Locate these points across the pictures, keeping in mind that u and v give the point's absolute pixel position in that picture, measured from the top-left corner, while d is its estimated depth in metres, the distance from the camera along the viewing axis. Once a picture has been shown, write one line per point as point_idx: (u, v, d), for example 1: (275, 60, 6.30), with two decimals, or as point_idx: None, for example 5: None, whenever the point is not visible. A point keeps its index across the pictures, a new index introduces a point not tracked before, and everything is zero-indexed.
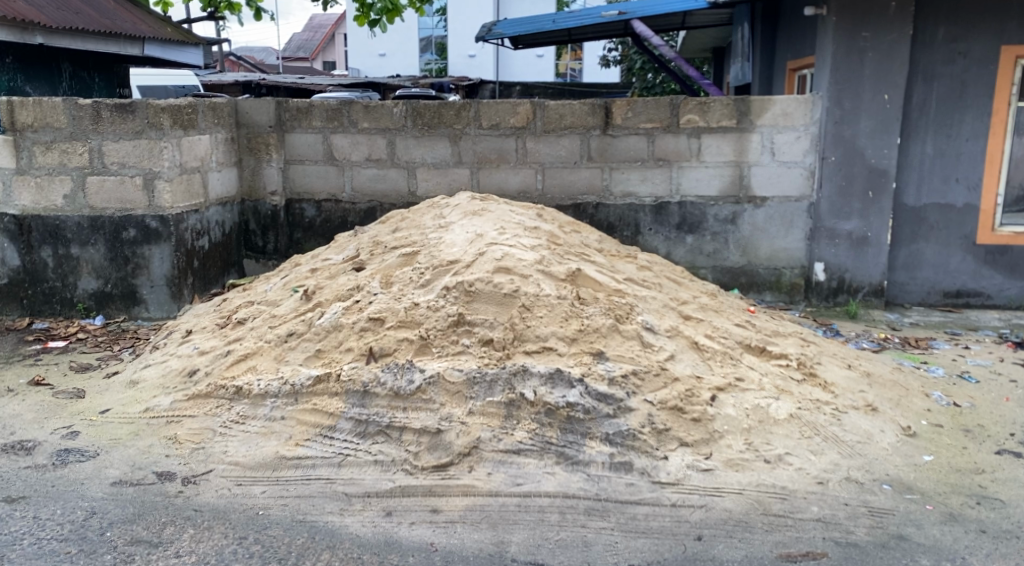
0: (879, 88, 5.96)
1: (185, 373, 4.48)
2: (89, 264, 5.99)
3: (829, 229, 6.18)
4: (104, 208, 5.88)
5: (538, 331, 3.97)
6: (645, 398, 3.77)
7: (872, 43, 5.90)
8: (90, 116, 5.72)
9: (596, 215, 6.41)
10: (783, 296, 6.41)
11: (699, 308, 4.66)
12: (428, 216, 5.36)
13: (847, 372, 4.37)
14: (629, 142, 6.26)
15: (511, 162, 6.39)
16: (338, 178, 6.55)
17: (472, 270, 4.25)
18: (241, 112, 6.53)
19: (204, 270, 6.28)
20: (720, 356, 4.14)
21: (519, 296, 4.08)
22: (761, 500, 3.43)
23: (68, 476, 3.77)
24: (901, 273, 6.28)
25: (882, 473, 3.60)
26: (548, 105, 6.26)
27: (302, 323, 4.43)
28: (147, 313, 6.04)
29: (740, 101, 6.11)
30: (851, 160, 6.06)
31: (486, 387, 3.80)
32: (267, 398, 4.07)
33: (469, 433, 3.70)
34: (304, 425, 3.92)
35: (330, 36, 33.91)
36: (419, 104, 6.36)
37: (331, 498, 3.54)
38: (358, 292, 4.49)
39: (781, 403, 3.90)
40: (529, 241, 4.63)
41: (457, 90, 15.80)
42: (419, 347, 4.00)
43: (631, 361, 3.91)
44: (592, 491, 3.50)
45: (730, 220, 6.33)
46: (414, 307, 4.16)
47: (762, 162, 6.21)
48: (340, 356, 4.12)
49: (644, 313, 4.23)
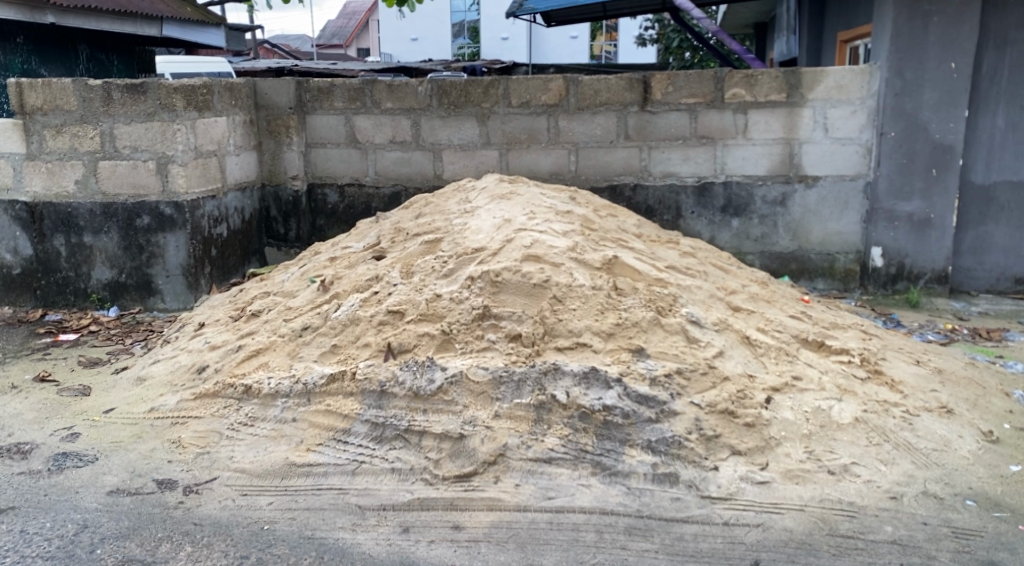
0: (946, 55, 5.47)
1: (193, 369, 4.16)
2: (103, 252, 5.71)
3: (889, 211, 5.73)
4: (116, 194, 5.59)
5: (571, 325, 3.63)
6: (691, 400, 3.40)
7: (937, 6, 5.42)
8: (100, 98, 5.43)
9: (634, 198, 6.02)
10: (837, 284, 5.99)
11: (749, 299, 4.31)
12: (453, 200, 5.01)
13: (915, 368, 3.96)
14: (669, 118, 5.86)
15: (542, 142, 6.01)
16: (361, 162, 6.21)
17: (499, 258, 3.92)
18: (260, 93, 6.22)
19: (222, 259, 5.98)
20: (774, 352, 3.77)
21: (550, 286, 3.74)
22: (827, 519, 3.02)
23: (63, 484, 3.46)
24: (968, 257, 5.81)
25: (964, 486, 3.17)
26: (582, 81, 5.88)
27: (317, 315, 4.10)
28: (163, 304, 5.75)
29: (790, 72, 5.69)
30: (912, 135, 5.59)
31: (514, 388, 3.45)
32: (277, 398, 3.73)
33: (495, 439, 3.35)
34: (317, 427, 3.59)
35: (362, 22, 33.64)
36: (444, 81, 6.00)
37: (344, 512, 3.21)
38: (377, 283, 4.15)
39: (844, 405, 3.48)
40: (561, 226, 4.29)
41: (489, 73, 15.40)
42: (441, 342, 3.66)
43: (675, 359, 3.55)
44: (633, 507, 3.12)
45: (779, 202, 5.92)
46: (436, 298, 3.82)
47: (813, 139, 5.80)
48: (357, 352, 3.78)
49: (688, 305, 3.87)
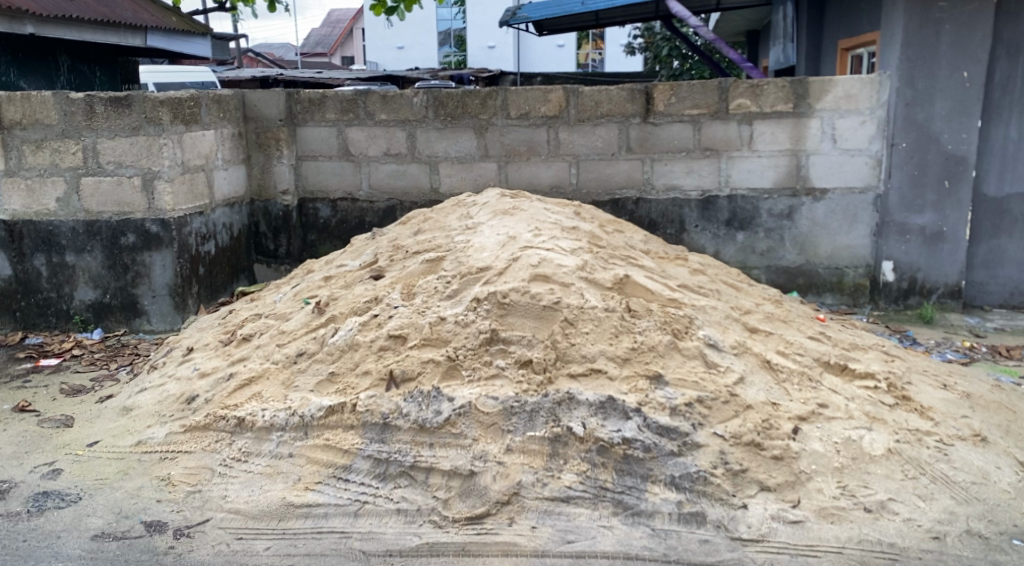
0: (958, 64, 5.31)
1: (182, 399, 3.92)
2: (85, 272, 5.46)
3: (900, 224, 5.57)
4: (100, 211, 5.35)
5: (584, 350, 3.43)
6: (715, 431, 3.21)
7: (949, 13, 5.27)
8: (82, 112, 5.20)
9: (637, 211, 5.84)
10: (846, 299, 5.82)
11: (765, 319, 4.12)
12: (454, 215, 4.81)
13: (943, 393, 3.78)
14: (672, 130, 5.69)
15: (542, 155, 5.82)
16: (355, 175, 6.00)
17: (505, 279, 3.72)
18: (249, 105, 6.00)
19: (211, 278, 5.75)
20: (797, 377, 3.58)
21: (561, 309, 3.54)
22: (867, 562, 2.84)
23: (43, 528, 3.21)
24: (980, 271, 5.65)
25: (1010, 524, 2.99)
26: (582, 92, 5.69)
27: (313, 341, 3.89)
28: (149, 325, 5.51)
29: (797, 82, 5.53)
30: (924, 146, 5.44)
31: (526, 420, 3.26)
32: (272, 431, 3.51)
33: (508, 475, 3.16)
34: (316, 464, 3.37)
35: (347, 31, 33.42)
36: (440, 92, 5.80)
37: (348, 558, 2.99)
38: (376, 305, 3.94)
39: (875, 435, 3.30)
40: (568, 243, 4.10)
41: (477, 81, 15.22)
42: (447, 370, 3.45)
43: (695, 387, 3.35)
44: (659, 551, 2.93)
45: (786, 215, 5.76)
46: (439, 322, 3.61)
47: (821, 150, 5.63)
48: (357, 381, 3.56)
49: (705, 327, 3.68)
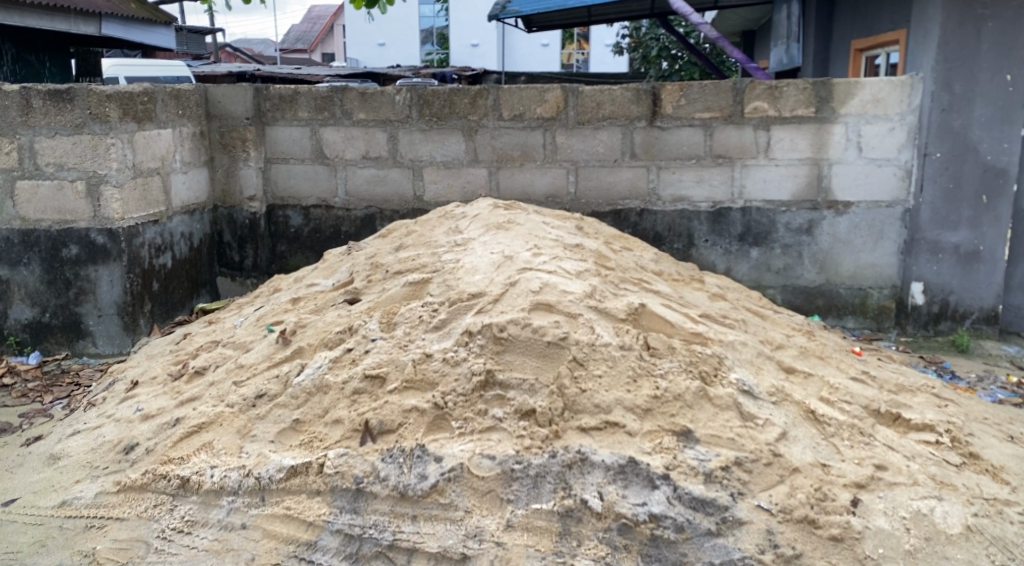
0: (1000, 66, 4.78)
1: (119, 448, 3.31)
2: (21, 287, 4.81)
3: (932, 241, 5.03)
4: (38, 219, 4.72)
5: (598, 399, 2.85)
6: (759, 503, 2.66)
7: (991, 10, 4.72)
8: (18, 106, 4.57)
9: (641, 224, 5.28)
10: (870, 322, 5.29)
11: (800, 355, 3.57)
12: (440, 229, 4.23)
13: (1011, 448, 3.25)
14: (681, 135, 5.13)
15: (537, 160, 5.25)
16: (329, 180, 5.40)
17: (502, 308, 3.15)
18: (212, 101, 5.38)
19: (166, 294, 5.10)
20: (847, 431, 3.02)
21: (569, 347, 2.97)
22: None
23: None
24: (1018, 294, 5.09)
25: None
26: (583, 91, 5.12)
27: (275, 379, 3.28)
28: (93, 349, 4.86)
29: (819, 84, 4.99)
30: (960, 157, 4.90)
31: (530, 487, 2.69)
32: (223, 496, 2.92)
33: (509, 561, 2.60)
34: (274, 539, 2.79)
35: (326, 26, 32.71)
36: (425, 89, 5.21)
37: None
38: (349, 337, 3.34)
39: (948, 508, 2.75)
40: (573, 265, 3.53)
41: (462, 80, 14.59)
42: (433, 421, 2.87)
43: (731, 446, 2.79)
44: None
45: (806, 229, 5.22)
46: (424, 360, 3.03)
47: (845, 159, 5.10)
48: (325, 432, 2.97)
49: (736, 369, 3.12)
